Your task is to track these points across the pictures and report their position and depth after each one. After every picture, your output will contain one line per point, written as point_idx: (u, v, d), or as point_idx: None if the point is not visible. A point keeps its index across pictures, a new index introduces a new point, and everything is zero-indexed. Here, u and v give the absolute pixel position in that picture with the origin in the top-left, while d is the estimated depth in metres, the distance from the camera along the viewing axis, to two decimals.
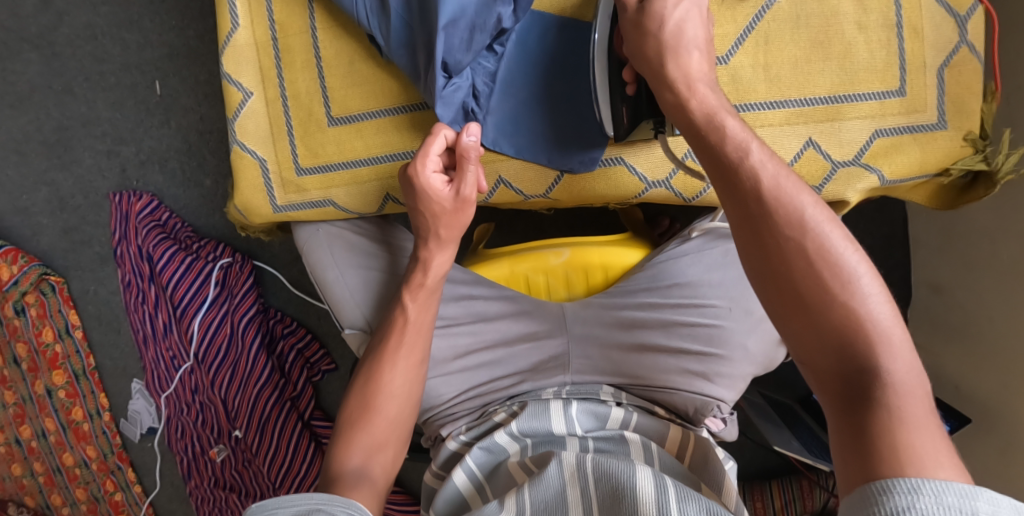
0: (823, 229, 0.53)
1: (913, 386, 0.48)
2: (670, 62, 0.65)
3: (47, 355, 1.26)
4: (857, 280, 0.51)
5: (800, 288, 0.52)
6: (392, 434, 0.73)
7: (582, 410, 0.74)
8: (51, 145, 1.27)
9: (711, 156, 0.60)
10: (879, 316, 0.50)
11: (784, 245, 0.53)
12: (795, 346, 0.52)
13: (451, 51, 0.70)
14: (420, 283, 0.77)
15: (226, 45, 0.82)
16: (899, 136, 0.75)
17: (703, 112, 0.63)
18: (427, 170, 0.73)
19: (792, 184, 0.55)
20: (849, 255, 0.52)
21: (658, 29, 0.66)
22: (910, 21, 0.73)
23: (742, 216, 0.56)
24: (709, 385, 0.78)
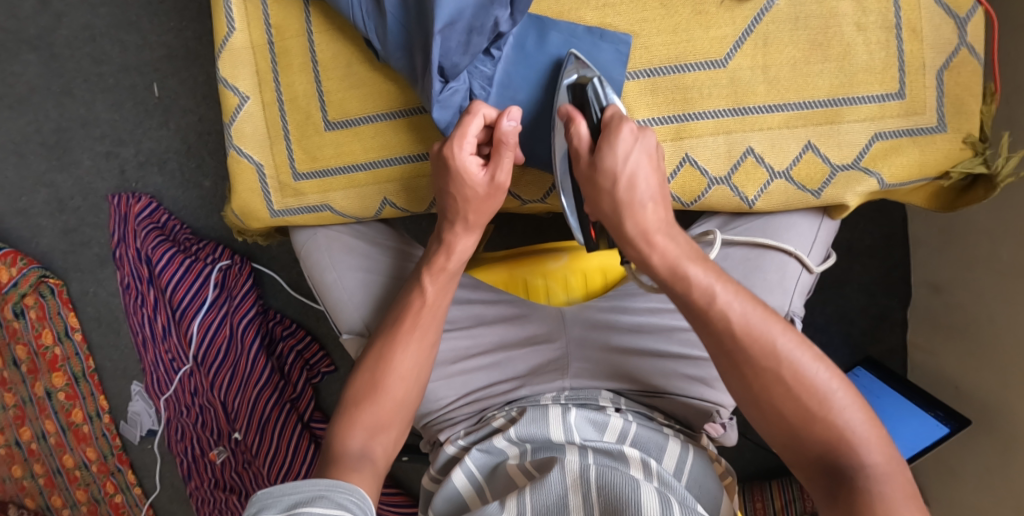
0: (794, 356, 0.60)
1: (891, 474, 0.56)
2: (626, 220, 0.63)
3: (47, 357, 1.26)
4: (830, 395, 0.59)
5: (782, 411, 0.60)
6: (396, 416, 0.72)
7: (580, 418, 0.71)
8: (50, 146, 1.26)
9: (681, 300, 0.63)
10: (852, 423, 0.58)
11: (763, 376, 0.60)
12: (786, 452, 0.61)
13: (448, 54, 0.69)
14: (442, 266, 0.77)
15: (223, 48, 0.82)
16: (898, 139, 0.74)
17: (667, 265, 0.63)
18: (465, 152, 0.70)
19: (760, 316, 0.61)
20: (818, 372, 0.60)
21: (612, 187, 0.64)
22: (910, 22, 0.72)
23: (721, 353, 0.62)
24: (709, 390, 0.78)
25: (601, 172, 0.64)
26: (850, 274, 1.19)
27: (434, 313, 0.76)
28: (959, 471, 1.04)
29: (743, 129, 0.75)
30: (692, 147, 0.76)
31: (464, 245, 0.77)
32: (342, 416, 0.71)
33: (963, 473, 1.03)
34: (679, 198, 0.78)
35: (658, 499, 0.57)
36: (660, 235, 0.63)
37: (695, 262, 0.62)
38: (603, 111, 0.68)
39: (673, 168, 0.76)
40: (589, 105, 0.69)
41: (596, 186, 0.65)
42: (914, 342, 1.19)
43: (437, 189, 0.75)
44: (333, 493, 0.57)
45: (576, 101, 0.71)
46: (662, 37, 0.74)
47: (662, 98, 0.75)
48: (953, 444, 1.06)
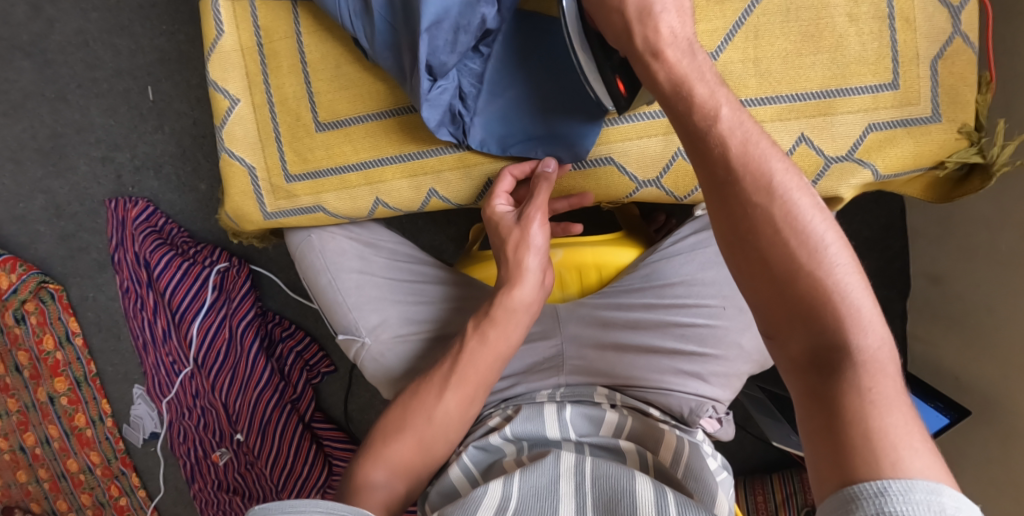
0: (792, 196, 0.51)
1: (884, 363, 0.47)
2: (637, 38, 0.60)
3: (48, 362, 1.26)
4: (823, 249, 0.49)
5: (768, 260, 0.50)
6: (418, 459, 0.71)
7: (577, 414, 0.72)
8: (46, 153, 1.26)
9: (680, 113, 0.57)
10: (846, 286, 0.48)
11: (751, 212, 0.51)
12: (763, 317, 0.51)
13: (435, 52, 0.69)
14: (488, 315, 0.75)
15: (212, 51, 0.82)
16: (892, 130, 0.74)
17: (671, 78, 0.58)
18: (499, 202, 0.77)
19: (761, 149, 0.53)
20: (817, 222, 0.50)
21: (620, 3, 0.60)
22: (903, 12, 0.72)
23: (709, 181, 0.54)
24: (704, 385, 0.78)
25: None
26: None
27: (475, 358, 0.74)
28: (959, 462, 1.04)
29: None
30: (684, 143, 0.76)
31: (521, 293, 0.75)
32: (371, 447, 0.72)
33: (963, 464, 1.03)
34: (671, 193, 0.79)
35: (654, 487, 0.57)
36: (671, 49, 0.59)
37: (701, 82, 0.57)
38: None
39: (665, 162, 0.77)
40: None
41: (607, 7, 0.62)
42: (914, 333, 1.18)
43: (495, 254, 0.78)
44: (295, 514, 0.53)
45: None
46: None
47: None
48: (952, 436, 1.06)
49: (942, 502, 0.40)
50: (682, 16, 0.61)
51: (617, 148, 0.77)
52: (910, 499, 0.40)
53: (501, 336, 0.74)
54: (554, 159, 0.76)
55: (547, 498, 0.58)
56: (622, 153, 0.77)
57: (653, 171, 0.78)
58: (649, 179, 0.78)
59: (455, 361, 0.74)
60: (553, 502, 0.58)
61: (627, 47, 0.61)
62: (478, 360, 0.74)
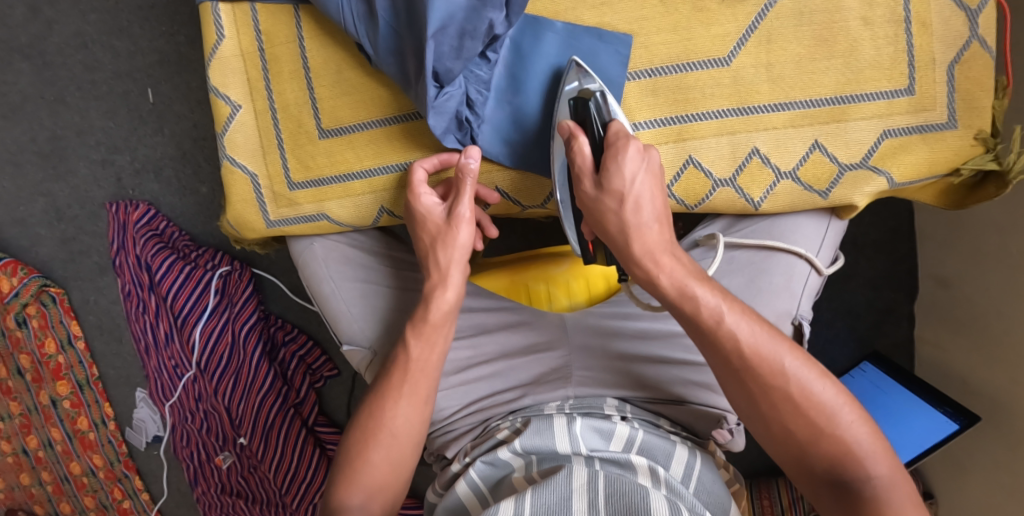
0: (801, 375, 0.62)
1: (896, 488, 0.60)
2: (635, 242, 0.64)
3: (50, 365, 1.25)
4: (835, 412, 0.62)
5: (791, 428, 0.62)
6: (393, 478, 0.71)
7: (587, 427, 0.70)
8: (46, 155, 1.25)
9: (686, 321, 0.64)
10: (856, 437, 0.61)
11: (772, 395, 0.62)
12: (790, 463, 0.64)
13: (441, 59, 0.67)
14: (423, 321, 0.73)
15: (212, 57, 0.80)
16: (907, 137, 0.72)
17: (675, 284, 0.64)
18: (424, 193, 0.73)
19: (768, 337, 0.63)
20: (822, 388, 0.62)
21: (618, 207, 0.64)
22: (918, 15, 0.70)
23: (726, 372, 0.64)
24: (717, 396, 0.76)
25: (610, 194, 0.64)
26: (857, 268, 1.18)
27: (424, 367, 0.73)
28: (969, 466, 1.03)
29: (737, 132, 0.72)
30: (696, 148, 0.73)
31: (449, 296, 0.74)
32: (344, 468, 0.71)
33: (971, 471, 1.02)
34: (681, 201, 0.76)
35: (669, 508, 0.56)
36: (666, 270, 0.64)
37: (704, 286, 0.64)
38: (607, 125, 0.67)
39: (676, 170, 0.74)
40: (590, 120, 0.68)
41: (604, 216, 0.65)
42: (922, 335, 1.17)
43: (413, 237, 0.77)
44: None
45: (578, 116, 0.69)
46: (663, 35, 0.71)
47: (664, 99, 0.73)
48: (959, 440, 1.05)
49: None
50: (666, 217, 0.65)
51: None
52: None
53: (440, 339, 0.74)
54: (477, 149, 0.71)
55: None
56: None
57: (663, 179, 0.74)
58: None
59: (403, 373, 0.73)
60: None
61: (621, 256, 0.66)
62: (427, 364, 0.73)
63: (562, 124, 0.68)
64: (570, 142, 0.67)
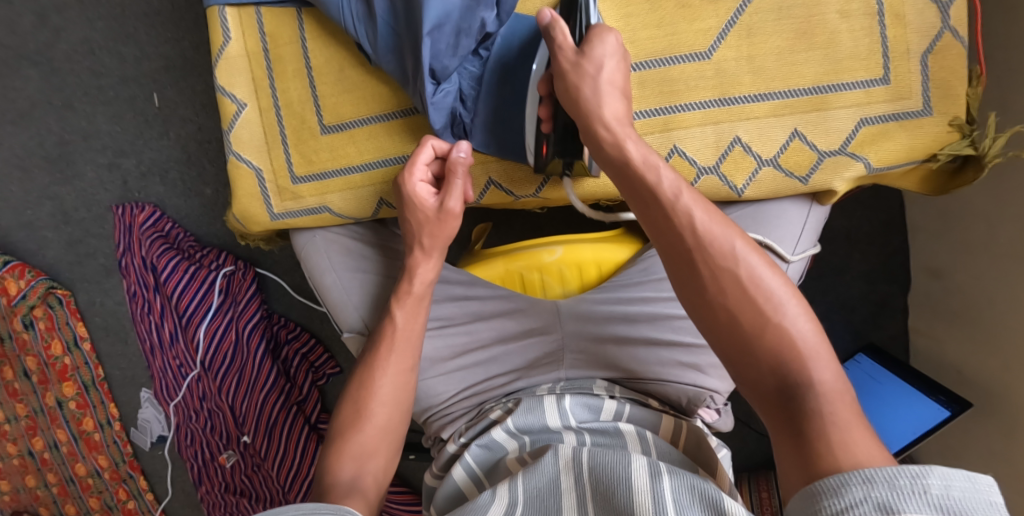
0: (751, 260, 0.58)
1: (840, 394, 0.52)
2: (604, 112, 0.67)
3: (56, 367, 1.27)
4: (783, 303, 0.56)
5: (735, 312, 0.57)
6: (382, 442, 0.73)
7: (576, 403, 0.74)
8: (54, 160, 1.28)
9: (636, 192, 0.64)
10: (803, 333, 0.55)
11: (718, 275, 0.58)
12: (729, 360, 0.57)
13: (438, 56, 0.71)
14: (407, 291, 0.78)
15: (220, 57, 0.84)
16: (885, 124, 0.75)
17: (642, 157, 0.65)
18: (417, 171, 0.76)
19: (721, 223, 0.60)
20: (770, 278, 0.57)
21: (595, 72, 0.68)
22: (893, 8, 0.73)
23: (675, 251, 0.60)
24: (703, 376, 0.80)
25: (586, 61, 0.68)
26: (850, 262, 1.21)
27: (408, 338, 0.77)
28: (964, 455, 1.06)
29: (720, 120, 0.76)
30: (680, 138, 0.76)
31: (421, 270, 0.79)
32: (336, 439, 0.72)
33: (968, 457, 1.05)
34: None
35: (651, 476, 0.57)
36: (631, 142, 0.66)
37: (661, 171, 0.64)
38: (589, 25, 0.72)
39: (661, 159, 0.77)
40: (575, 17, 0.72)
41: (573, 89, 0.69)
42: (915, 327, 1.20)
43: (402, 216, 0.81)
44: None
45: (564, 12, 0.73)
46: (648, 31, 0.75)
47: (650, 91, 0.76)
48: (956, 430, 1.08)
49: (926, 483, 0.41)
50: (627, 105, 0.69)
51: None
52: (895, 485, 0.42)
53: (421, 311, 0.78)
54: (467, 143, 0.76)
55: (548, 498, 0.61)
56: None
57: None
58: None
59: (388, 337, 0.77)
60: (554, 502, 0.61)
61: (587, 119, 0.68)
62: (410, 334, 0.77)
63: (541, 11, 0.71)
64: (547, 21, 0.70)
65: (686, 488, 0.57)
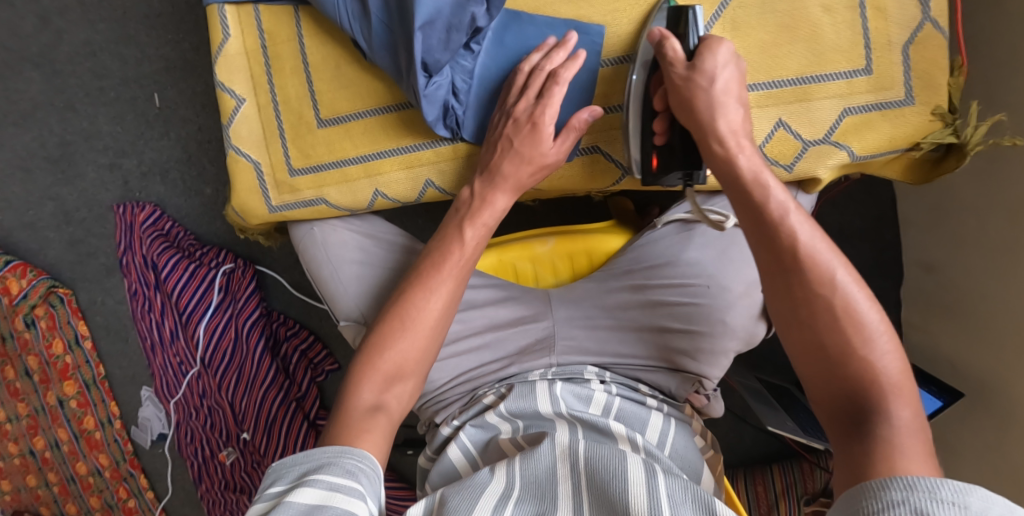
0: (851, 290, 0.61)
1: (915, 430, 0.56)
2: (719, 119, 0.68)
3: (58, 366, 1.30)
4: (875, 337, 0.60)
5: (824, 338, 0.61)
6: (415, 362, 0.75)
7: (566, 391, 0.78)
8: (55, 160, 1.31)
9: (748, 206, 0.66)
10: (887, 369, 0.59)
11: (814, 298, 0.61)
12: (810, 379, 0.62)
13: (430, 51, 0.73)
14: (482, 221, 0.80)
15: (219, 54, 0.86)
16: (868, 113, 0.77)
17: (751, 169, 0.66)
18: (534, 84, 0.75)
19: (826, 247, 0.62)
20: (866, 310, 0.61)
21: (709, 85, 0.68)
22: (874, 2, 0.76)
23: (775, 266, 0.64)
24: (693, 363, 0.81)
25: (698, 75, 0.68)
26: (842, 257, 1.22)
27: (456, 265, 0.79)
28: (959, 447, 1.07)
29: None
30: None
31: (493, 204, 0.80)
32: (364, 363, 0.73)
33: (963, 449, 1.06)
34: None
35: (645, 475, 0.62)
36: (743, 154, 0.67)
37: (776, 184, 0.65)
38: (701, 37, 0.71)
39: None
40: (687, 31, 0.71)
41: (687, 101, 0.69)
42: (909, 321, 1.22)
43: (490, 146, 0.79)
44: (342, 459, 0.63)
45: (671, 25, 0.73)
46: (634, 26, 0.77)
47: None
48: (950, 422, 1.10)
49: (967, 499, 0.47)
50: (747, 114, 0.70)
51: (602, 138, 0.82)
52: (936, 496, 0.48)
53: (471, 249, 0.80)
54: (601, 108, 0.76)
55: (543, 482, 0.65)
56: (608, 142, 0.82)
57: None
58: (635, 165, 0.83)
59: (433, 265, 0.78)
60: (551, 487, 0.64)
61: (702, 131, 0.69)
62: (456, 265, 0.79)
63: (569, 34, 0.75)
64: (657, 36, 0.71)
65: (679, 488, 0.61)
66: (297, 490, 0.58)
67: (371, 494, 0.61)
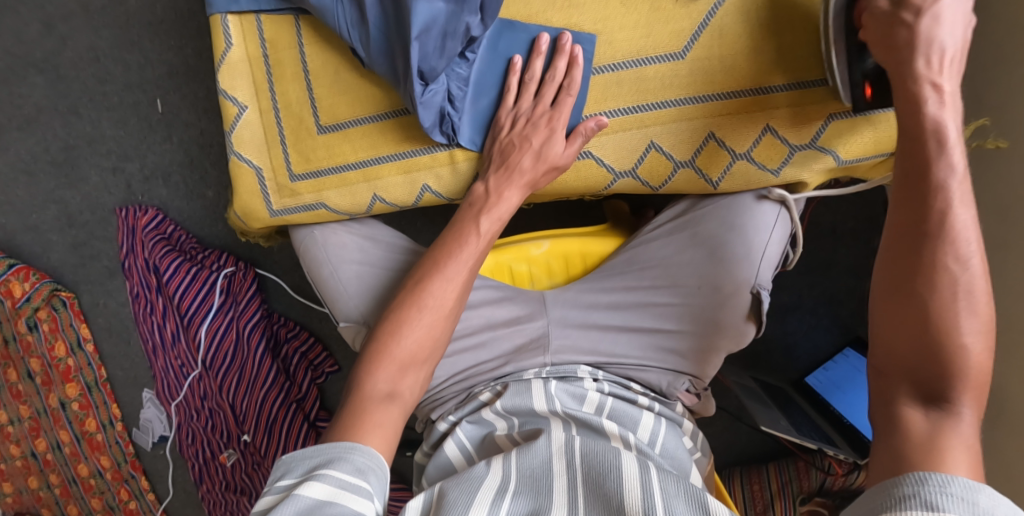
0: (972, 279, 0.60)
1: (972, 428, 0.58)
2: (917, 57, 0.64)
3: (60, 368, 1.32)
4: (975, 332, 0.59)
5: (929, 313, 0.60)
6: (427, 351, 0.77)
7: (561, 390, 0.81)
8: (59, 164, 1.33)
9: (907, 162, 0.64)
10: (973, 365, 0.59)
11: (939, 271, 0.61)
12: (892, 349, 0.62)
13: (426, 58, 0.75)
14: (498, 217, 0.82)
15: (221, 62, 0.88)
16: (853, 119, 0.78)
17: (935, 118, 0.63)
18: (547, 92, 0.80)
19: (969, 229, 0.61)
20: (979, 304, 0.60)
21: (913, 21, 0.64)
22: None
23: (909, 228, 0.63)
24: (680, 361, 0.85)
25: (904, 9, 0.65)
26: (836, 258, 1.24)
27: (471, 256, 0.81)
28: None
29: (694, 117, 0.80)
30: (656, 134, 0.82)
31: (506, 199, 0.82)
32: (379, 350, 0.76)
33: None
34: (647, 183, 0.86)
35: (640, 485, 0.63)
36: (933, 101, 0.64)
37: (950, 144, 0.63)
38: None
39: (640, 154, 0.83)
40: None
41: (892, 40, 0.66)
42: None
43: (504, 141, 0.82)
44: (350, 455, 0.65)
45: None
46: (625, 33, 0.79)
47: (627, 89, 0.81)
48: None
49: (977, 496, 0.52)
50: (959, 55, 0.65)
51: (594, 143, 0.83)
52: (948, 492, 0.52)
53: (488, 241, 0.82)
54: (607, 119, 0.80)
55: (539, 475, 0.67)
56: (599, 147, 0.83)
57: (629, 163, 0.84)
58: (625, 170, 0.85)
59: (450, 255, 0.81)
60: (547, 479, 0.66)
61: (897, 71, 0.66)
62: (472, 256, 0.81)
63: (564, 35, 0.79)
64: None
65: (671, 484, 0.63)
66: (305, 484, 0.61)
67: (378, 492, 0.64)
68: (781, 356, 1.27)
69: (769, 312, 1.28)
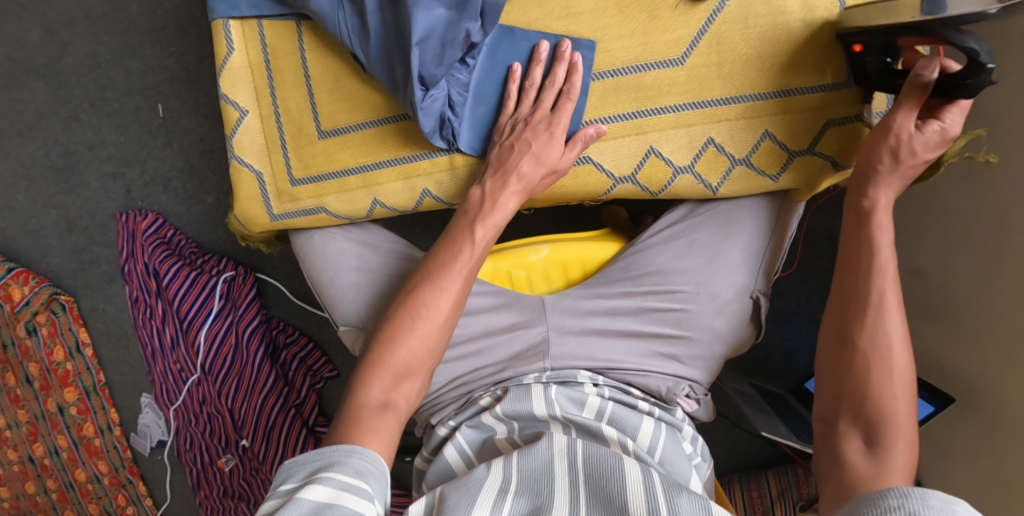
0: (895, 344, 0.73)
1: (903, 469, 0.69)
2: (881, 172, 0.75)
3: (58, 372, 1.32)
4: (897, 388, 0.72)
5: (859, 373, 0.73)
6: (424, 361, 0.78)
7: (561, 394, 0.80)
8: (59, 169, 1.33)
9: (849, 248, 0.77)
10: (898, 415, 0.71)
11: (866, 337, 0.74)
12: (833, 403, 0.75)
13: (426, 66, 0.75)
14: (493, 223, 0.82)
15: (223, 68, 0.89)
16: (849, 125, 0.80)
17: (883, 206, 0.76)
18: (547, 97, 0.81)
19: (893, 304, 0.74)
20: (902, 365, 0.73)
21: (901, 160, 0.73)
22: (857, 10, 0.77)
23: (844, 304, 0.77)
24: (681, 366, 0.87)
25: (900, 156, 0.73)
26: (833, 264, 1.24)
27: (467, 265, 0.81)
28: (950, 451, 1.07)
29: (692, 124, 0.81)
30: (656, 139, 0.82)
31: (500, 208, 0.81)
32: (375, 361, 0.76)
33: (956, 455, 1.06)
34: (646, 188, 0.86)
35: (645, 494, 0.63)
36: (884, 194, 0.75)
37: (884, 234, 0.76)
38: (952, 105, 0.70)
39: (639, 159, 0.83)
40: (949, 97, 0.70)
41: (869, 163, 0.76)
42: None
43: (500, 147, 0.82)
44: (351, 459, 0.66)
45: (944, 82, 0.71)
46: (623, 41, 0.80)
47: (626, 96, 0.81)
48: (942, 426, 1.09)
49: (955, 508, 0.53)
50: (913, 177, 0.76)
51: (594, 148, 0.84)
52: (928, 503, 0.54)
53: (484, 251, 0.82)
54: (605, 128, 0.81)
55: (540, 477, 0.67)
56: (599, 153, 0.84)
57: (628, 168, 0.84)
58: (625, 175, 0.85)
59: (447, 264, 0.80)
60: (548, 483, 0.66)
61: (862, 171, 0.76)
62: (467, 265, 0.81)
63: (564, 42, 0.79)
64: (935, 60, 0.69)
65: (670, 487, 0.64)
66: (306, 487, 0.61)
67: (379, 495, 0.64)
68: (781, 361, 1.27)
69: (767, 319, 1.28)
